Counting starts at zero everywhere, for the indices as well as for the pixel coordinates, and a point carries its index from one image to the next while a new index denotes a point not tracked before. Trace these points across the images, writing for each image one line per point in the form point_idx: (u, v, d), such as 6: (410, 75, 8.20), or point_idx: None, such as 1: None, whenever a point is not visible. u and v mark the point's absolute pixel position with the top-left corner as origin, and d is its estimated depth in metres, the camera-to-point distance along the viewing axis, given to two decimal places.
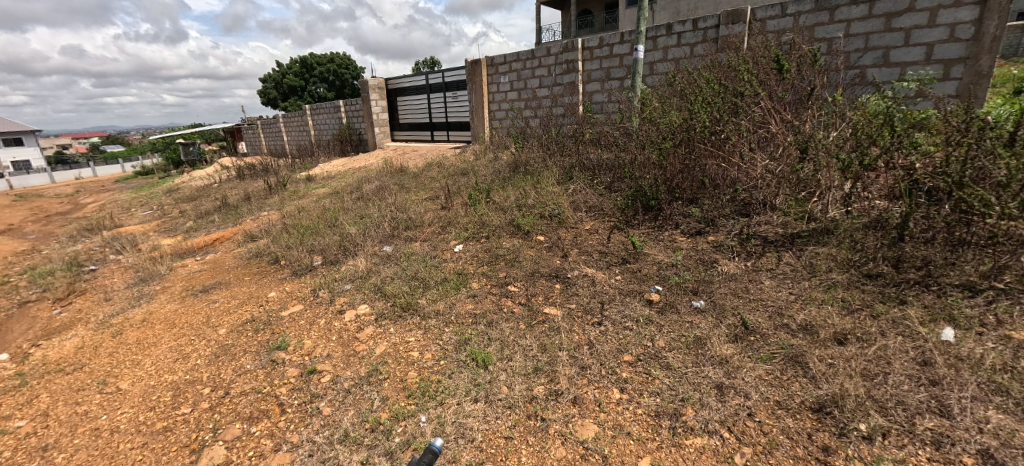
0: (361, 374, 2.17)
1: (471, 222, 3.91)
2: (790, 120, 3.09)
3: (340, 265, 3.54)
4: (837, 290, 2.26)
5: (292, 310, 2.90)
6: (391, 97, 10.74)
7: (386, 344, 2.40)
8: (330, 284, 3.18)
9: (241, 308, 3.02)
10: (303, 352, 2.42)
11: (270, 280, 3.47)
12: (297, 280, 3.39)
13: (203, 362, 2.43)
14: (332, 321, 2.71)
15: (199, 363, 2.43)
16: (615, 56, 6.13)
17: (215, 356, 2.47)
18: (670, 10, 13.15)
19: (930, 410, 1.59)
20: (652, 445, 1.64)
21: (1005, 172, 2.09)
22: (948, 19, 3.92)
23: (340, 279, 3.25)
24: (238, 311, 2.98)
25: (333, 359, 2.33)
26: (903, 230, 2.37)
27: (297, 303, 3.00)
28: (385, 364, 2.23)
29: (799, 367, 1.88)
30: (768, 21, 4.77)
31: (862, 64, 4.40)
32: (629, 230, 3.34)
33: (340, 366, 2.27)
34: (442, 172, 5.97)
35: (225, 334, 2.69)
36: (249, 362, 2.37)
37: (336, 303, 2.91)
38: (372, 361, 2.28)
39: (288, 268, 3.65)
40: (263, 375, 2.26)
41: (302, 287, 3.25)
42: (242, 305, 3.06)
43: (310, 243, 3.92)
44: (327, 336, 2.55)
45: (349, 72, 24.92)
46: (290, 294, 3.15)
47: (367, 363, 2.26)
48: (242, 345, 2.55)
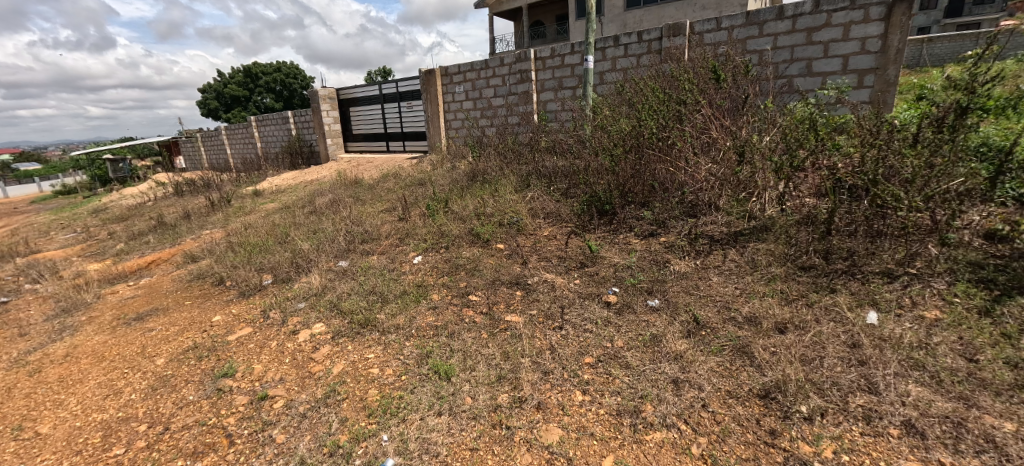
0: (318, 396, 2.11)
1: (430, 233, 3.88)
2: (728, 125, 3.30)
3: (292, 283, 3.42)
4: (777, 283, 2.43)
5: (239, 334, 2.77)
6: (343, 108, 10.50)
7: (345, 363, 2.34)
8: (282, 304, 3.05)
9: (181, 335, 2.85)
10: (253, 377, 2.31)
11: (214, 303, 3.29)
12: (245, 302, 3.24)
13: (138, 397, 2.27)
14: (285, 343, 2.61)
15: (133, 398, 2.27)
16: (566, 66, 6.30)
17: (152, 390, 2.31)
18: (617, 23, 13.67)
19: (860, 388, 1.74)
20: (614, 443, 1.69)
21: (911, 170, 2.34)
22: (859, 33, 4.32)
23: (293, 297, 3.13)
24: (178, 338, 2.81)
25: (286, 382, 2.25)
26: (830, 225, 2.56)
27: (246, 326, 2.87)
28: (343, 384, 2.17)
29: (745, 357, 2.00)
30: (705, 34, 5.08)
31: (789, 74, 4.77)
32: (586, 234, 3.43)
33: (294, 389, 2.19)
34: (398, 184, 5.90)
35: (163, 365, 2.53)
36: (191, 393, 2.24)
37: (289, 324, 2.81)
38: (330, 381, 2.21)
39: (235, 289, 3.48)
40: (208, 405, 2.14)
41: (251, 309, 3.11)
42: (183, 332, 2.88)
43: (259, 262, 3.75)
44: (279, 359, 2.45)
45: (296, 82, 24.11)
46: (237, 317, 3.00)
47: (324, 384, 2.19)
48: (184, 375, 2.40)
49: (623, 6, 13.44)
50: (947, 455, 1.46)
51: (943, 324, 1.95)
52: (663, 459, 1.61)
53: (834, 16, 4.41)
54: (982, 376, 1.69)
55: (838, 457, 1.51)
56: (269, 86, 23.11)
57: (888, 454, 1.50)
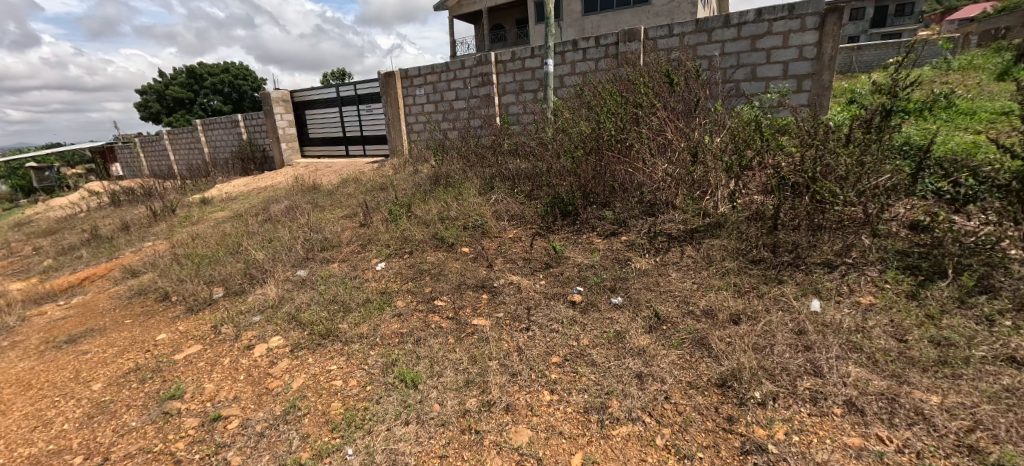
0: (276, 413, 2.04)
1: (393, 238, 3.83)
2: (682, 127, 3.44)
3: (246, 295, 3.28)
4: (730, 276, 2.56)
5: (188, 352, 2.64)
6: (298, 111, 10.17)
7: (305, 376, 2.28)
8: (235, 318, 2.93)
9: (121, 357, 2.68)
10: (204, 398, 2.21)
11: (158, 321, 3.11)
12: (194, 318, 3.08)
13: (71, 427, 2.12)
14: (239, 359, 2.51)
15: (66, 429, 2.11)
16: (527, 70, 6.39)
17: (88, 418, 2.16)
18: (575, 28, 13.97)
19: (807, 372, 1.86)
20: (582, 440, 1.73)
21: (844, 168, 2.53)
22: (797, 41, 4.62)
23: (247, 311, 3.01)
24: (117, 360, 2.64)
25: (241, 401, 2.16)
26: (777, 220, 2.74)
27: (195, 343, 2.73)
28: (304, 398, 2.11)
29: (703, 348, 2.10)
30: (659, 40, 5.28)
31: (736, 79, 5.03)
32: (550, 235, 3.49)
33: (250, 408, 2.11)
34: (358, 189, 5.78)
35: (100, 390, 2.37)
36: (134, 419, 2.11)
37: (243, 339, 2.70)
38: (289, 397, 2.14)
39: (182, 304, 3.30)
40: (153, 431, 2.02)
41: (200, 325, 2.96)
42: (123, 353, 2.71)
43: (208, 274, 3.58)
44: (232, 377, 2.35)
45: (247, 83, 23.13)
46: (184, 334, 2.85)
47: (283, 400, 2.13)
48: (125, 400, 2.26)
49: (581, 12, 13.74)
50: (883, 429, 1.59)
51: (877, 308, 2.13)
52: (629, 452, 1.66)
53: (775, 25, 4.69)
54: (911, 354, 1.85)
55: (789, 438, 1.61)
56: (216, 88, 22.03)
57: (833, 432, 1.61)
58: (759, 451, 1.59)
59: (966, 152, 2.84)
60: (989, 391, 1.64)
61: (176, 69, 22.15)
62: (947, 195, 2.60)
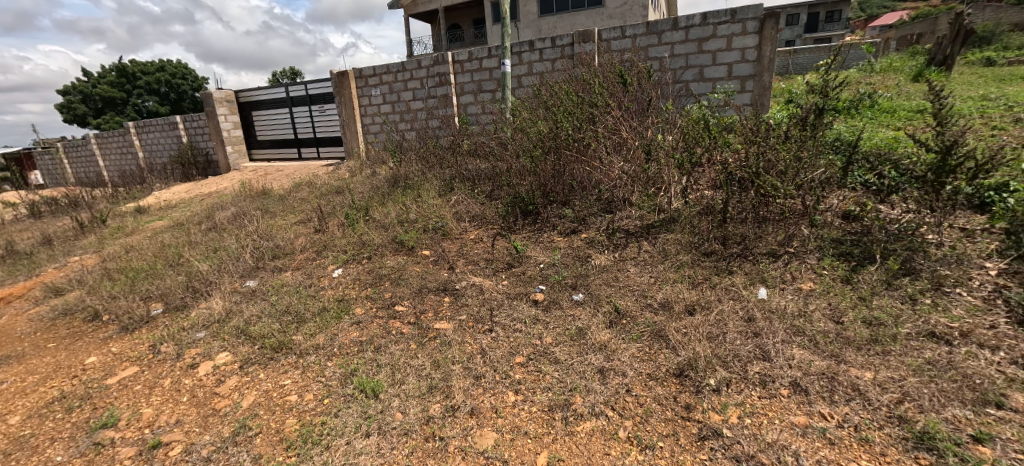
0: (225, 435, 1.93)
1: (350, 244, 3.73)
2: (636, 127, 3.55)
3: (189, 310, 3.10)
4: (684, 269, 2.67)
5: (122, 376, 2.46)
6: (244, 112, 9.70)
7: (256, 393, 2.18)
8: (176, 335, 2.76)
9: (43, 385, 2.46)
10: (142, 424, 2.07)
11: (86, 343, 2.88)
12: (129, 337, 2.88)
13: None
14: (181, 379, 2.37)
15: None
16: (485, 70, 6.40)
17: (5, 455, 1.97)
18: (532, 29, 14.11)
19: (756, 357, 1.97)
20: (548, 439, 1.75)
21: (784, 163, 2.69)
22: (739, 44, 4.87)
23: (191, 327, 2.85)
24: (39, 389, 2.42)
25: (185, 425, 2.04)
26: (725, 214, 2.88)
27: (130, 365, 2.56)
28: (255, 417, 2.02)
29: (661, 340, 2.18)
30: (612, 41, 5.43)
31: (685, 79, 5.25)
32: (511, 235, 3.51)
33: (195, 432, 1.99)
34: (312, 193, 5.59)
35: (18, 424, 2.16)
36: (60, 453, 1.94)
37: (186, 357, 2.55)
38: (238, 417, 2.04)
39: (115, 324, 3.08)
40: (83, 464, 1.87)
41: (136, 345, 2.77)
42: (46, 381, 2.49)
43: (144, 290, 3.36)
44: (174, 399, 2.22)
45: (187, 83, 21.83)
46: (118, 356, 2.66)
47: (232, 421, 2.02)
48: (48, 432, 2.08)
49: (537, 12, 13.88)
50: (826, 406, 1.70)
51: (817, 293, 2.28)
52: (593, 447, 1.70)
53: (719, 29, 4.92)
54: (847, 335, 1.99)
55: (741, 421, 1.70)
56: (151, 87, 20.63)
57: (781, 413, 1.71)
58: (714, 436, 1.66)
59: (888, 146, 3.09)
60: (914, 365, 1.79)
61: (105, 67, 20.58)
62: (873, 186, 2.83)
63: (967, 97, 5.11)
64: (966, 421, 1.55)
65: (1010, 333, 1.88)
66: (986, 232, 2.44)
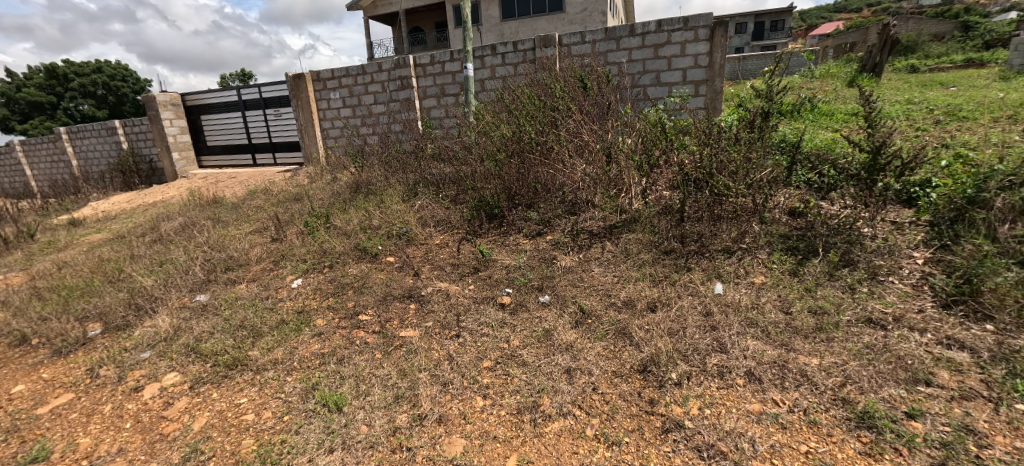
0: (174, 460, 1.84)
1: (310, 253, 3.62)
2: (597, 130, 3.63)
3: (132, 330, 2.92)
4: (646, 267, 2.75)
5: (55, 404, 2.29)
6: (192, 116, 9.24)
7: (209, 415, 2.08)
8: (117, 357, 2.60)
9: None
10: (79, 455, 1.93)
11: (14, 369, 2.66)
12: (62, 362, 2.68)
13: None
14: (124, 404, 2.23)
15: None
16: (447, 74, 6.39)
17: None
18: (494, 32, 14.16)
19: (714, 349, 2.05)
20: (516, 442, 1.77)
21: (736, 164, 2.83)
22: (693, 50, 5.07)
23: (134, 347, 2.69)
24: None
25: (128, 453, 1.92)
26: (683, 213, 2.99)
27: (64, 392, 2.38)
28: (208, 440, 1.93)
29: (625, 338, 2.24)
30: (573, 46, 5.53)
31: (643, 84, 5.42)
32: (477, 239, 3.51)
33: (140, 460, 1.87)
34: (267, 201, 5.39)
35: None
36: None
37: (129, 380, 2.41)
38: (189, 441, 1.94)
39: (46, 348, 2.86)
40: None
41: (71, 370, 2.58)
42: None
43: (80, 310, 3.14)
44: (116, 427, 2.08)
45: (127, 85, 20.58)
46: (50, 383, 2.47)
47: (182, 445, 1.92)
48: None
49: (499, 17, 13.94)
50: (778, 393, 1.80)
51: (768, 286, 2.41)
52: (562, 446, 1.72)
53: (673, 35, 5.10)
54: (795, 324, 2.11)
55: (702, 412, 1.77)
56: (86, 90, 19.31)
57: (738, 402, 1.79)
58: (677, 428, 1.72)
59: (827, 147, 3.31)
60: (854, 349, 1.91)
61: (33, 69, 19.09)
62: (815, 184, 3.02)
63: (895, 101, 5.54)
64: (901, 399, 1.68)
65: (935, 316, 2.05)
66: (914, 224, 2.65)
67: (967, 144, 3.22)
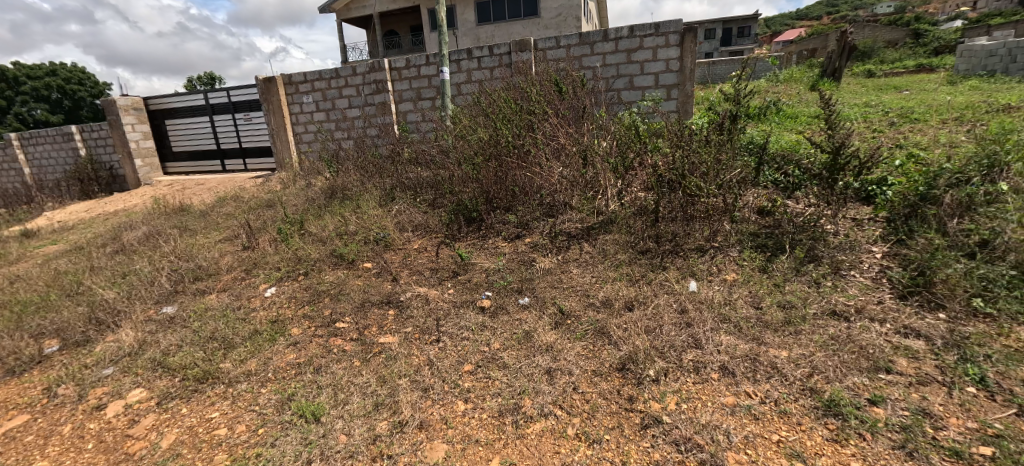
0: None
1: (283, 260, 3.56)
2: (573, 133, 3.69)
3: (92, 345, 2.80)
4: (623, 267, 2.80)
5: (8, 427, 2.18)
6: (156, 121, 8.93)
7: (178, 431, 2.02)
8: (77, 374, 2.49)
9: None
10: None
11: None
12: (15, 382, 2.55)
13: None
14: (85, 424, 2.14)
15: None
16: (423, 77, 6.38)
17: None
18: (470, 37, 14.19)
19: (689, 345, 2.11)
20: (499, 444, 1.77)
21: (707, 166, 2.93)
22: (664, 55, 5.21)
23: (95, 364, 2.58)
24: None
25: None
26: (657, 214, 3.07)
27: (19, 414, 2.26)
28: (178, 457, 1.87)
29: (604, 337, 2.28)
30: (548, 50, 5.60)
31: (617, 87, 5.52)
32: (455, 243, 3.51)
33: None
34: (238, 208, 5.25)
35: None
36: None
37: (90, 398, 2.31)
38: (157, 458, 1.88)
39: None
40: None
41: (26, 389, 2.46)
42: None
43: (35, 326, 3.00)
44: (77, 448, 2.00)
45: (84, 89, 19.75)
46: (2, 405, 2.35)
47: (151, 463, 1.86)
48: None
49: (474, 21, 13.98)
50: (750, 386, 1.86)
51: (739, 283, 2.49)
52: (544, 447, 1.74)
53: (645, 41, 5.23)
54: (765, 319, 2.19)
55: (679, 407, 1.82)
56: (39, 93, 18.44)
57: (713, 396, 1.85)
58: (656, 424, 1.76)
59: (792, 148, 3.45)
60: (821, 341, 2.00)
61: None
62: (781, 184, 3.14)
63: (855, 104, 5.80)
64: (864, 387, 1.76)
65: (894, 306, 2.16)
66: (872, 221, 2.78)
67: (919, 145, 3.41)
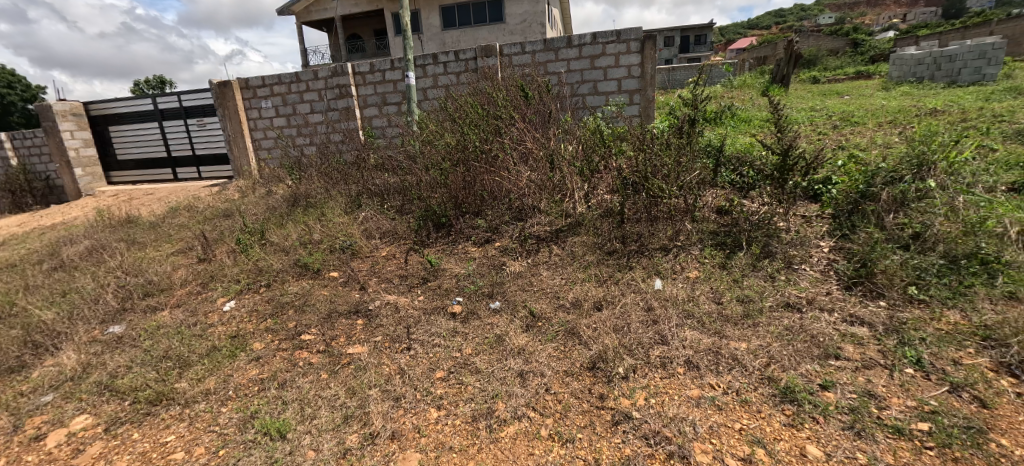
0: None
1: (243, 272, 3.44)
2: (539, 138, 3.75)
3: (29, 371, 2.62)
4: (592, 268, 2.87)
5: None
6: (99, 128, 8.45)
7: (131, 457, 1.91)
8: (12, 403, 2.32)
9: None
10: None
11: None
12: None
13: None
14: (23, 457, 2.00)
15: None
16: (388, 82, 6.32)
17: None
18: (436, 42, 13.99)
19: (656, 342, 2.18)
20: (472, 450, 1.78)
21: (668, 168, 3.05)
22: (626, 62, 5.37)
23: (31, 391, 2.41)
24: None
25: None
26: (623, 215, 3.16)
27: None
28: None
29: (574, 337, 2.32)
30: (513, 56, 5.66)
31: (582, 93, 5.63)
32: (424, 249, 3.49)
33: None
34: (192, 219, 5.02)
35: None
36: None
37: (27, 428, 2.16)
38: None
39: None
40: None
41: None
42: None
43: None
44: None
45: (15, 94, 18.41)
46: None
47: None
48: None
49: (439, 25, 13.87)
50: (713, 378, 1.94)
51: (702, 279, 2.59)
52: (517, 449, 1.75)
53: (607, 47, 5.37)
54: (726, 313, 2.29)
55: (647, 402, 1.87)
56: None
57: (679, 389, 1.92)
58: (626, 419, 1.81)
59: (746, 150, 3.63)
60: (776, 332, 2.11)
61: None
62: (737, 184, 3.30)
63: (801, 108, 6.16)
64: (816, 373, 1.87)
65: (840, 296, 2.31)
66: (820, 217, 2.97)
67: (860, 146, 3.66)
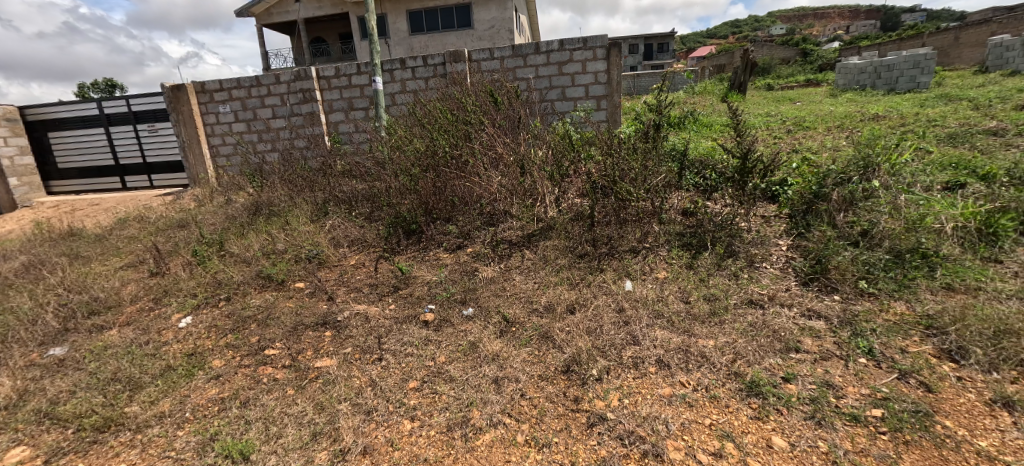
0: None
1: (200, 286, 3.29)
2: (509, 143, 3.77)
3: None
4: (564, 271, 2.90)
5: None
6: (37, 135, 7.91)
7: None
8: None
9: None
10: None
11: None
12: None
13: None
14: None
15: None
16: (354, 87, 6.22)
17: None
18: (404, 47, 13.82)
19: (627, 343, 2.23)
20: (448, 461, 1.76)
21: (635, 171, 3.13)
22: (592, 68, 5.49)
23: None
24: None
25: None
26: (593, 219, 3.22)
27: None
28: None
29: (548, 341, 2.34)
30: (482, 62, 5.68)
31: (551, 98, 5.71)
32: (395, 256, 3.44)
33: None
34: (142, 231, 4.76)
35: None
36: None
37: None
38: None
39: None
40: None
41: None
42: None
43: None
44: None
45: None
46: None
47: None
48: None
49: (407, 30, 13.70)
50: (683, 376, 2.00)
51: (670, 279, 2.67)
52: (493, 457, 1.75)
53: (574, 54, 5.47)
54: (693, 312, 2.37)
55: (621, 403, 1.91)
56: None
57: (651, 388, 1.96)
58: (601, 421, 1.83)
59: (708, 154, 3.78)
60: (741, 328, 2.20)
61: None
62: (701, 186, 3.42)
63: (758, 114, 6.46)
64: (778, 367, 1.96)
65: (799, 292, 2.43)
66: (778, 217, 3.12)
67: (812, 149, 3.87)
